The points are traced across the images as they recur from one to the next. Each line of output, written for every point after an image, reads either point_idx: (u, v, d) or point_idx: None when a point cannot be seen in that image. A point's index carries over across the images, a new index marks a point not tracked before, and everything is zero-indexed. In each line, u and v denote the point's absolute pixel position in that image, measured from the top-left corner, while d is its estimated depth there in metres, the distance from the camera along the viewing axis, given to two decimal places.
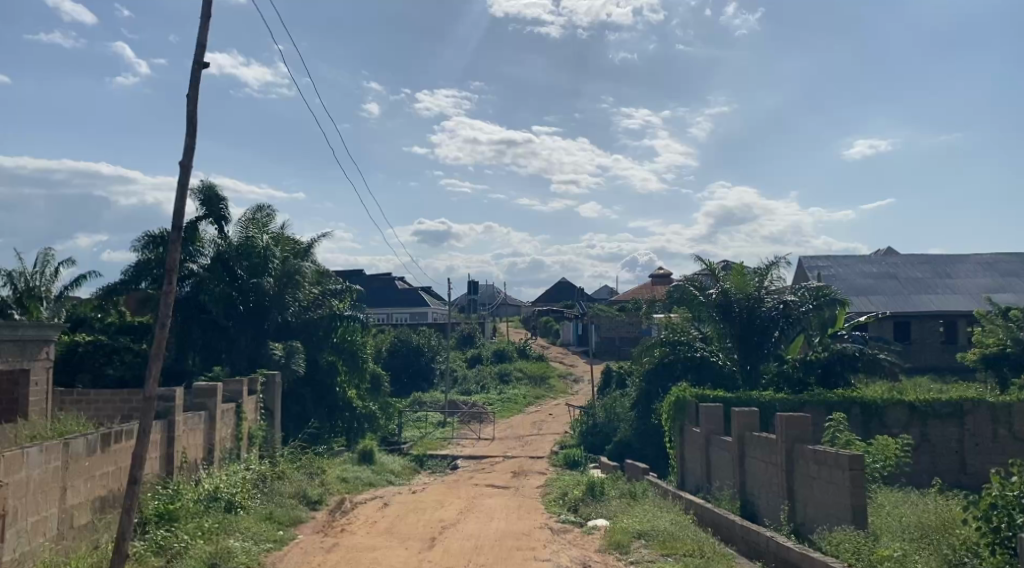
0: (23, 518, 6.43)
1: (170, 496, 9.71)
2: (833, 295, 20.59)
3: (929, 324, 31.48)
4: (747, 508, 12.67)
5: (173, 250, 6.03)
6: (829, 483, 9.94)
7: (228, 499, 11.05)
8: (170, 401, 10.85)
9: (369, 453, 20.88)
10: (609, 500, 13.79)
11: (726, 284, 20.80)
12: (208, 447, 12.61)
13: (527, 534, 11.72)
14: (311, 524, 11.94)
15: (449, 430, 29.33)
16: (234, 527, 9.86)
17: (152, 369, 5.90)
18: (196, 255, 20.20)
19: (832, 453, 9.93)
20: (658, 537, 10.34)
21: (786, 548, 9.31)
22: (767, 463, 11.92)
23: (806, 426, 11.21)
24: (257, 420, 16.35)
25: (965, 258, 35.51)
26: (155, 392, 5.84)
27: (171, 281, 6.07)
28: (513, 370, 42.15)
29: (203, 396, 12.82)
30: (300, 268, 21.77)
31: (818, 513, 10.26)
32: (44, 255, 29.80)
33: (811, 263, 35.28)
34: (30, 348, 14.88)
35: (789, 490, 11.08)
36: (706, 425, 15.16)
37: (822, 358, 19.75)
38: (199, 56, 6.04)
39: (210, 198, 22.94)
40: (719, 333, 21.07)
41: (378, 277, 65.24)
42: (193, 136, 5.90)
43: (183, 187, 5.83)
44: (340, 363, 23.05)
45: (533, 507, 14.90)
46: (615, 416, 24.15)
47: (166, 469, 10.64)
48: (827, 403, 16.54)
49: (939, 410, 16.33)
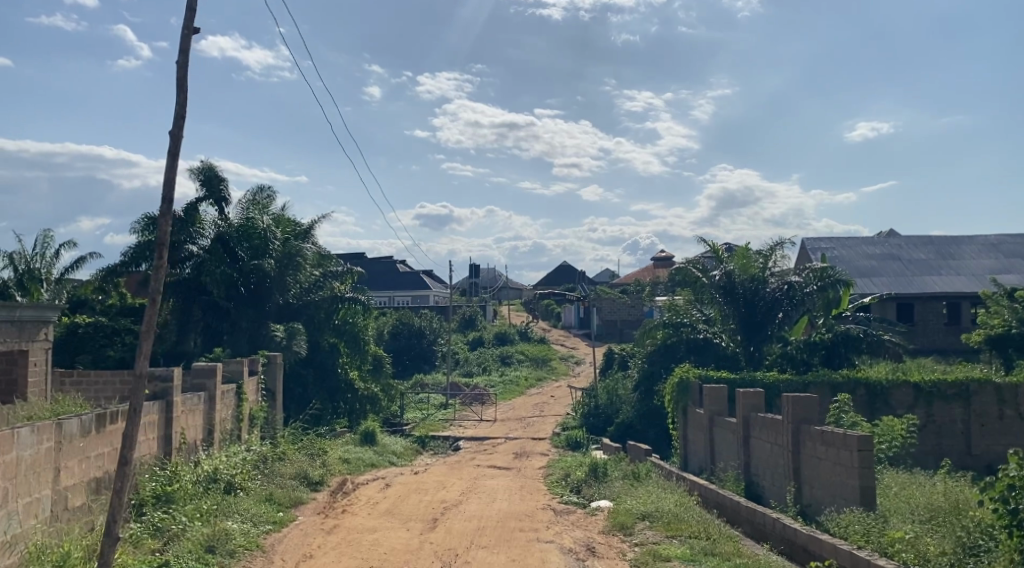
0: (14, 500, 6.28)
1: (168, 478, 9.60)
2: (837, 276, 20.41)
3: (932, 305, 31.27)
4: (752, 490, 12.53)
5: (163, 224, 5.73)
6: (837, 464, 9.79)
7: (227, 480, 10.92)
8: (167, 382, 10.69)
9: (371, 434, 20.78)
10: (612, 481, 13.68)
11: (731, 266, 20.71)
12: (208, 429, 12.47)
13: (530, 515, 11.60)
14: (311, 506, 11.83)
15: (451, 412, 29.24)
16: (233, 509, 9.73)
17: (142, 347, 5.68)
18: (195, 237, 20.28)
19: (840, 433, 9.77)
20: (662, 518, 10.21)
21: (792, 530, 9.20)
22: (772, 445, 11.78)
23: (813, 408, 11.05)
24: (257, 402, 16.23)
25: (969, 239, 35.23)
26: (146, 370, 5.62)
27: (161, 255, 5.80)
28: (515, 353, 42.03)
29: (202, 377, 12.66)
30: (301, 250, 21.55)
31: (824, 494, 10.14)
32: (44, 236, 29.57)
33: (814, 245, 35.05)
34: (28, 329, 14.75)
35: (795, 472, 10.93)
36: (709, 406, 15.00)
37: (826, 339, 19.45)
38: (189, 22, 5.76)
39: (210, 177, 22.72)
40: (723, 316, 20.89)
41: (379, 259, 65.09)
42: (184, 103, 5.63)
43: (174, 157, 5.54)
44: (341, 344, 22.94)
45: (536, 488, 14.78)
46: (618, 398, 24.04)
47: (165, 450, 10.50)
48: (832, 384, 16.44)
49: (945, 391, 16.19)
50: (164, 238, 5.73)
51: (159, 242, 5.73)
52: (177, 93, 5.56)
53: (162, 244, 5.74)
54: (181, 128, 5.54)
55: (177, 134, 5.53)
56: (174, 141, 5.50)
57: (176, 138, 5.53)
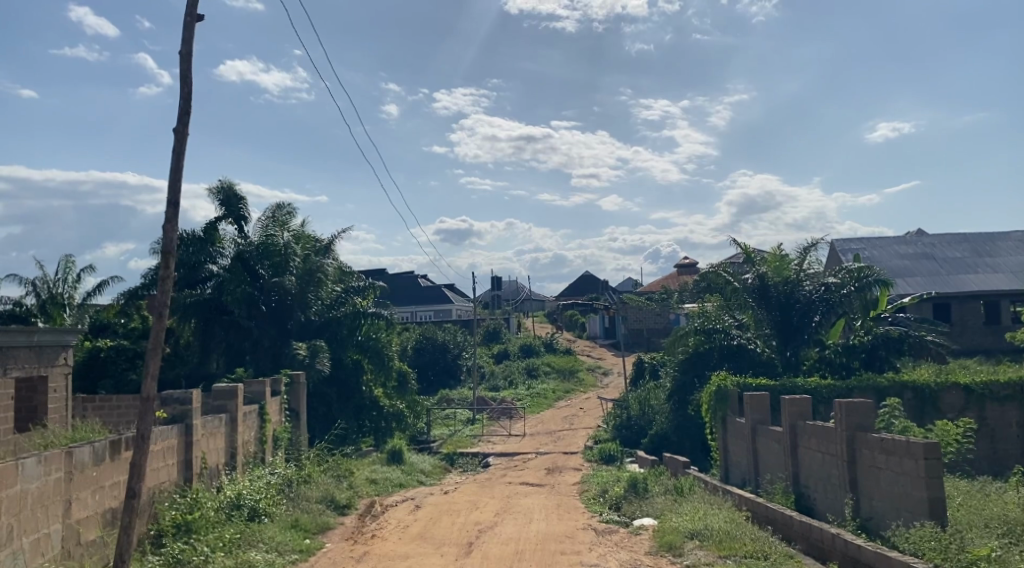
0: (22, 536, 5.84)
1: (189, 506, 9.17)
2: (874, 276, 19.60)
3: (970, 304, 30.21)
4: (803, 503, 11.80)
5: (170, 230, 5.27)
6: (900, 474, 9.06)
7: (252, 506, 10.44)
8: (186, 403, 10.19)
9: (399, 452, 20.27)
10: (654, 497, 13.02)
11: (763, 268, 19.86)
12: (231, 452, 12.05)
13: (571, 536, 10.97)
14: (339, 531, 11.29)
15: (479, 428, 28.65)
16: (257, 537, 9.22)
17: (148, 367, 5.25)
18: (215, 256, 20.35)
19: (901, 441, 9.06)
20: (713, 537, 9.53)
21: (856, 547, 8.52)
22: (824, 455, 11.04)
23: (868, 414, 10.34)
24: (282, 422, 15.79)
25: (1005, 236, 34.10)
26: (153, 393, 5.32)
27: (168, 264, 5.33)
28: (541, 365, 41.36)
29: (224, 398, 12.20)
30: (323, 267, 21.03)
31: (886, 507, 9.41)
32: (66, 261, 29.55)
33: (844, 246, 34.16)
34: (47, 354, 14.40)
35: (851, 483, 10.21)
36: (751, 415, 14.28)
37: (866, 342, 18.65)
38: (191, 8, 5.53)
39: (228, 196, 22.50)
40: (757, 320, 20.05)
41: (401, 275, 64.85)
42: (190, 94, 5.33)
43: (179, 156, 5.10)
44: (365, 361, 22.26)
45: (573, 506, 14.16)
46: (650, 408, 23.34)
47: (186, 475, 10.04)
48: (877, 388, 15.70)
49: (998, 393, 15.34)
50: (170, 247, 5.26)
51: (166, 250, 5.25)
52: (180, 86, 5.19)
53: (168, 252, 5.26)
54: (184, 124, 5.09)
55: (182, 130, 5.12)
56: (179, 138, 5.06)
57: (181, 134, 5.10)
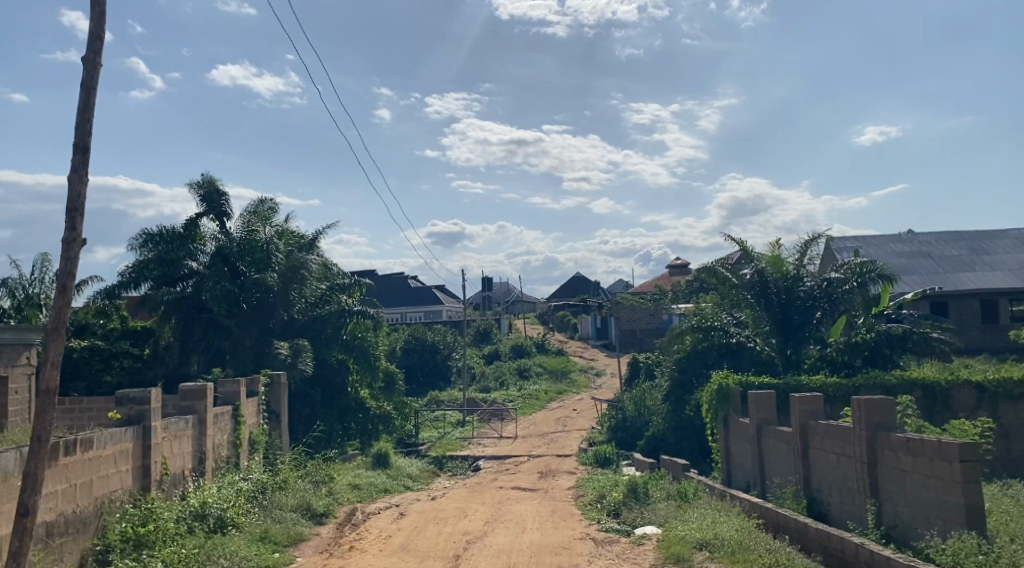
0: None
1: (143, 518, 8.28)
2: (877, 271, 18.60)
3: (968, 303, 29.53)
4: (816, 508, 11.01)
5: (77, 183, 4.43)
6: (929, 478, 8.22)
7: (217, 516, 9.54)
8: (144, 404, 9.23)
9: (384, 456, 19.30)
10: (656, 503, 12.15)
11: (761, 263, 18.92)
12: (199, 457, 11.11)
13: (567, 547, 10.12)
14: (315, 543, 10.38)
15: (469, 430, 27.80)
16: (219, 551, 8.28)
17: (48, 353, 4.38)
18: (195, 254, 19.31)
19: (931, 441, 8.20)
20: (725, 548, 8.65)
21: (884, 558, 7.67)
22: (840, 456, 10.21)
23: (891, 412, 9.45)
24: (258, 425, 14.80)
25: (1001, 233, 33.50)
26: (54, 386, 4.46)
27: (76, 225, 4.45)
28: (534, 366, 40.37)
29: (192, 398, 11.25)
30: (306, 262, 19.91)
31: (914, 513, 8.60)
32: (42, 260, 28.44)
33: (841, 244, 33.50)
34: (7, 353, 13.37)
35: (872, 487, 9.39)
36: (756, 415, 13.42)
37: (869, 340, 17.81)
38: None
39: (210, 193, 21.49)
40: (755, 318, 19.17)
41: (392, 276, 64.03)
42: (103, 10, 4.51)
43: (89, 91, 4.32)
44: (350, 362, 21.39)
45: (569, 513, 13.29)
46: (647, 410, 22.49)
47: (143, 483, 9.10)
48: (886, 386, 14.88)
49: (1012, 391, 14.55)
50: (77, 203, 4.40)
51: (71, 206, 4.38)
52: (91, 9, 4.41)
53: (75, 209, 4.41)
54: (96, 52, 4.36)
55: (93, 60, 4.34)
56: (89, 69, 4.31)
57: (92, 66, 4.34)
